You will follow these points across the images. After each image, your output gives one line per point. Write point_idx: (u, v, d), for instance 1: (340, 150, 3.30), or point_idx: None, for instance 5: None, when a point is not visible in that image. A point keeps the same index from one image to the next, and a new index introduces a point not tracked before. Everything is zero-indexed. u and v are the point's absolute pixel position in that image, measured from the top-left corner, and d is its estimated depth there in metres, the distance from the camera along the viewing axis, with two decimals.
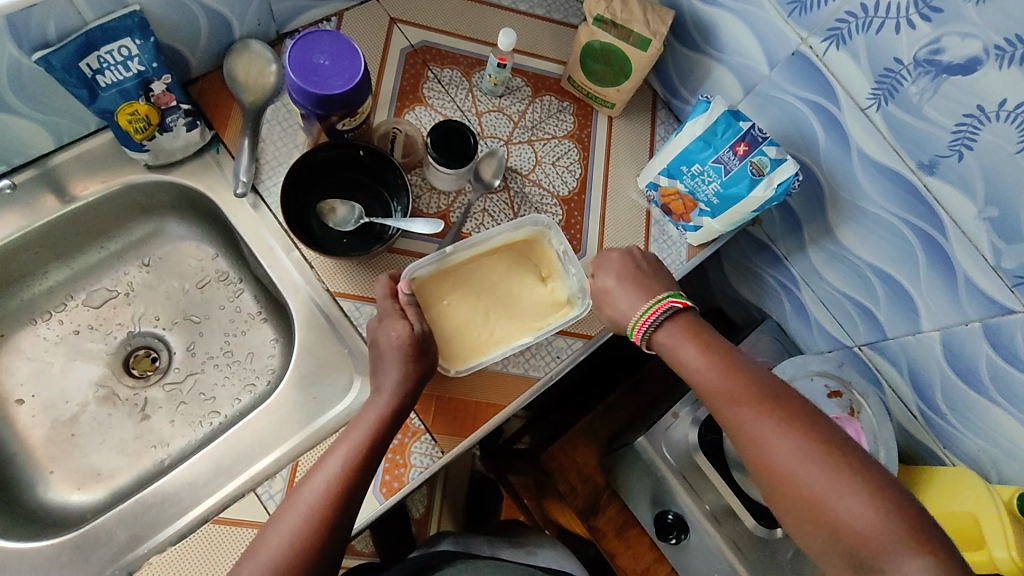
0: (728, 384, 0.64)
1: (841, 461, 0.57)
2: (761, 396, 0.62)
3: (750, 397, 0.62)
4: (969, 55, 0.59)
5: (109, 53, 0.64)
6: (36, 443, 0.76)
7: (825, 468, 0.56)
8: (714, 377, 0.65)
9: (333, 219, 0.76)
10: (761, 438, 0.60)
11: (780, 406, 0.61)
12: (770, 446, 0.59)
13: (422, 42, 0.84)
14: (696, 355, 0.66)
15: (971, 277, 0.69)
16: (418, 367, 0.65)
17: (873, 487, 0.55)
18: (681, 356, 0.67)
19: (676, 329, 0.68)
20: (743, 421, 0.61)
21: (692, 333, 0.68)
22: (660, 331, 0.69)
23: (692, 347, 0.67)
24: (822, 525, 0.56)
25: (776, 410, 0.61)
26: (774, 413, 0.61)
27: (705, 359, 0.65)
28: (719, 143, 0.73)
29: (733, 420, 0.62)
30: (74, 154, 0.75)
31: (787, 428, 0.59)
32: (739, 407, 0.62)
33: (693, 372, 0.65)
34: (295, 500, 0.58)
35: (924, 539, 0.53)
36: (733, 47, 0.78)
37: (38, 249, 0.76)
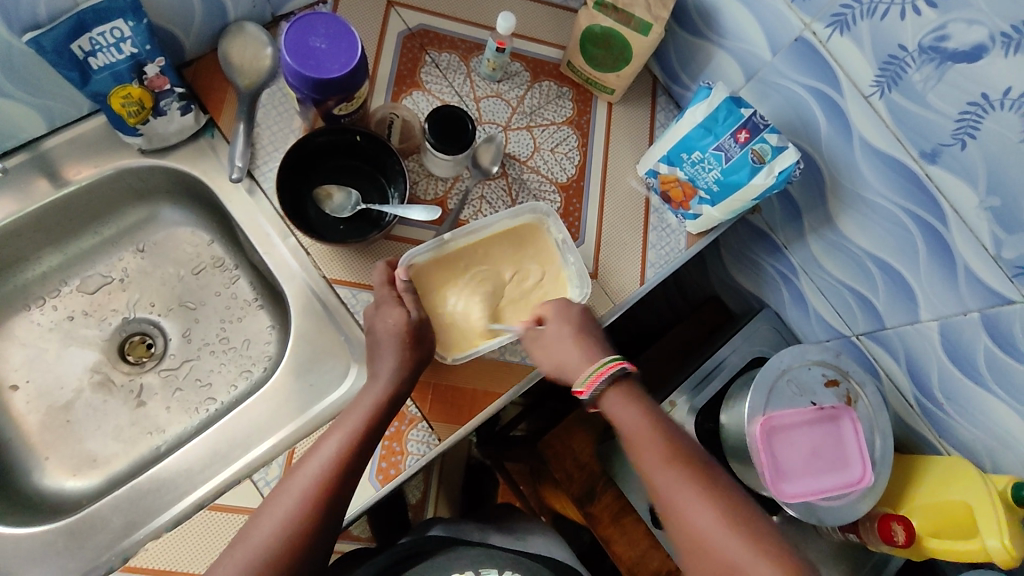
0: (660, 447, 0.63)
1: (762, 537, 0.57)
2: (690, 464, 0.62)
3: (681, 462, 0.62)
4: (974, 42, 0.58)
5: (101, 35, 0.63)
6: (31, 429, 0.76)
7: (743, 542, 0.57)
8: (647, 442, 0.64)
9: (329, 205, 0.75)
10: (683, 504, 0.60)
11: (703, 478, 0.61)
12: (694, 512, 0.59)
13: (420, 26, 0.83)
14: (634, 415, 0.65)
15: (971, 267, 0.69)
16: (415, 354, 0.66)
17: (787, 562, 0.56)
18: (619, 416, 0.66)
19: (618, 388, 0.67)
20: (670, 486, 0.61)
21: (632, 393, 0.67)
22: (605, 389, 0.67)
23: (630, 405, 0.66)
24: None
25: (699, 479, 0.61)
26: (698, 482, 0.61)
27: (645, 419, 0.65)
28: (720, 130, 0.73)
29: (660, 483, 0.62)
30: (67, 138, 0.74)
31: (710, 498, 0.60)
32: (667, 471, 0.62)
33: (629, 432, 0.65)
34: (289, 486, 0.58)
35: None
36: (735, 33, 0.77)
37: (31, 234, 0.75)
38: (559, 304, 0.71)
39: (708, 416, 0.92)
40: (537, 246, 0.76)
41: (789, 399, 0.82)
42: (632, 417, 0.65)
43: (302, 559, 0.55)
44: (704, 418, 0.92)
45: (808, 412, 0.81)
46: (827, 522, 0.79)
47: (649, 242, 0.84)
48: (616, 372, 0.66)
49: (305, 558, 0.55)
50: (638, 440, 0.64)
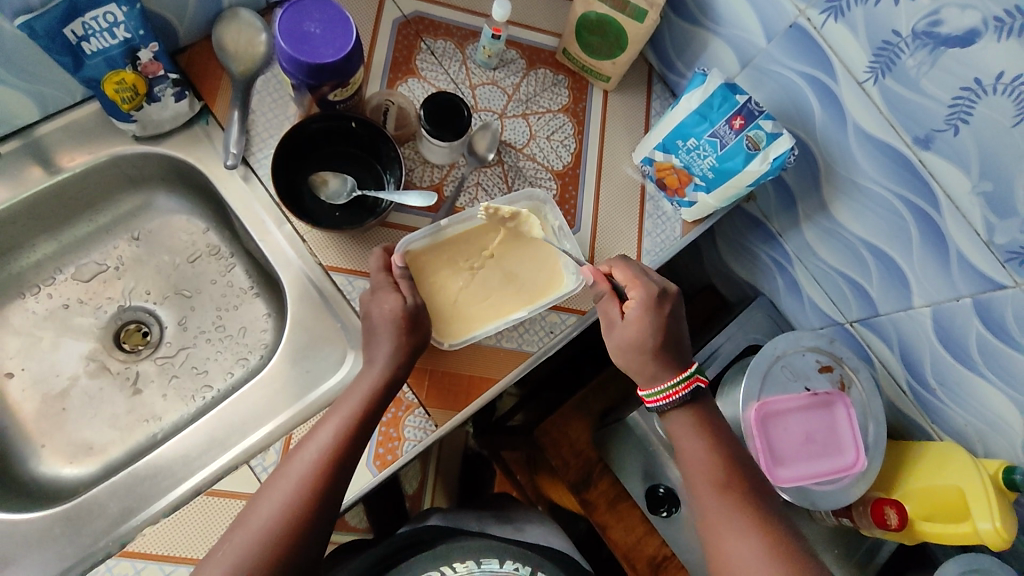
0: (716, 476, 0.64)
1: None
2: (744, 497, 0.62)
3: (735, 495, 0.62)
4: (968, 27, 0.58)
5: (94, 19, 0.62)
6: (27, 417, 0.76)
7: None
8: (708, 472, 0.64)
9: (325, 191, 0.75)
10: (730, 535, 0.60)
11: (753, 512, 0.61)
12: (739, 544, 0.60)
13: (415, 13, 0.83)
14: (697, 445, 0.65)
15: (963, 253, 0.70)
16: (411, 339, 0.66)
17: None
18: (684, 445, 0.66)
19: (685, 414, 0.67)
20: (718, 516, 0.62)
21: (701, 422, 0.67)
22: (672, 411, 0.67)
23: (695, 435, 0.66)
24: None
25: (752, 514, 0.61)
26: (749, 517, 0.61)
27: (708, 450, 0.65)
28: (715, 117, 0.73)
29: (711, 512, 0.62)
30: (60, 124, 0.73)
31: (759, 532, 0.60)
32: (719, 502, 0.62)
33: (691, 461, 0.65)
34: (287, 470, 0.58)
35: None
36: (730, 20, 0.77)
37: (25, 221, 0.75)
38: (647, 289, 0.68)
39: None
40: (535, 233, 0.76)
41: (783, 384, 0.83)
42: (695, 447, 0.65)
43: (299, 545, 0.55)
44: None
45: (801, 398, 0.82)
46: (820, 505, 0.81)
47: (644, 230, 0.84)
48: (686, 394, 0.66)
49: (304, 543, 0.55)
50: (698, 472, 0.64)
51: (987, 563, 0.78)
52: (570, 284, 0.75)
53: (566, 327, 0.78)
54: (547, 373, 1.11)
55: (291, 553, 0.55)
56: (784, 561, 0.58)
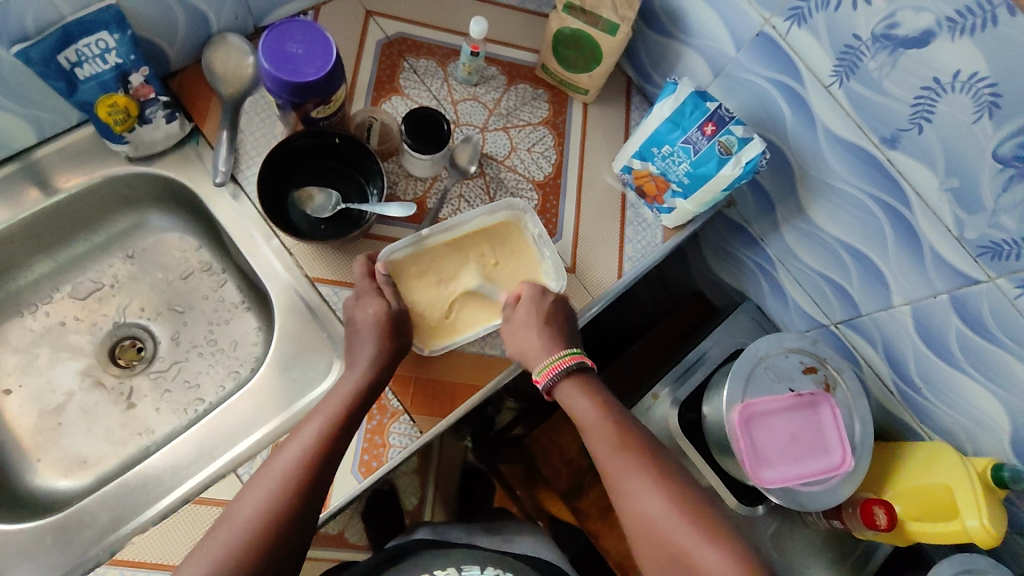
0: (610, 434, 0.65)
1: (710, 522, 0.59)
2: (641, 452, 0.64)
3: (634, 451, 0.64)
4: (923, 28, 0.60)
5: (87, 46, 0.66)
6: (23, 432, 0.78)
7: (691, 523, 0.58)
8: (601, 428, 0.65)
9: (311, 206, 0.77)
10: (634, 491, 0.61)
11: (653, 465, 0.63)
12: (643, 498, 0.61)
13: (398, 34, 0.86)
14: (585, 406, 0.67)
15: (936, 249, 0.71)
16: (394, 344, 0.68)
17: (737, 546, 0.57)
18: (573, 406, 0.68)
19: (572, 380, 0.69)
20: (619, 472, 0.63)
21: (587, 385, 0.69)
22: (561, 380, 0.69)
23: (584, 397, 0.68)
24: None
25: (650, 467, 0.63)
26: (651, 470, 0.62)
27: (596, 410, 0.67)
28: (687, 123, 0.75)
29: (612, 471, 0.63)
30: (57, 147, 0.76)
31: (661, 484, 0.61)
32: (618, 459, 0.63)
33: (582, 423, 0.66)
34: (269, 471, 0.59)
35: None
36: (701, 31, 0.80)
37: (22, 241, 0.78)
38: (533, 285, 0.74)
39: (691, 407, 0.93)
40: (512, 243, 0.78)
41: (767, 386, 0.83)
42: (585, 410, 0.67)
43: (286, 538, 0.56)
44: (686, 409, 0.93)
45: (785, 399, 0.83)
46: (807, 505, 0.81)
47: (625, 237, 0.86)
48: (571, 365, 0.69)
49: (287, 542, 0.56)
50: (591, 430, 0.66)
51: (982, 563, 0.77)
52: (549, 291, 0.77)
53: None
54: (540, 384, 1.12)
55: (270, 552, 0.55)
56: (689, 511, 0.60)
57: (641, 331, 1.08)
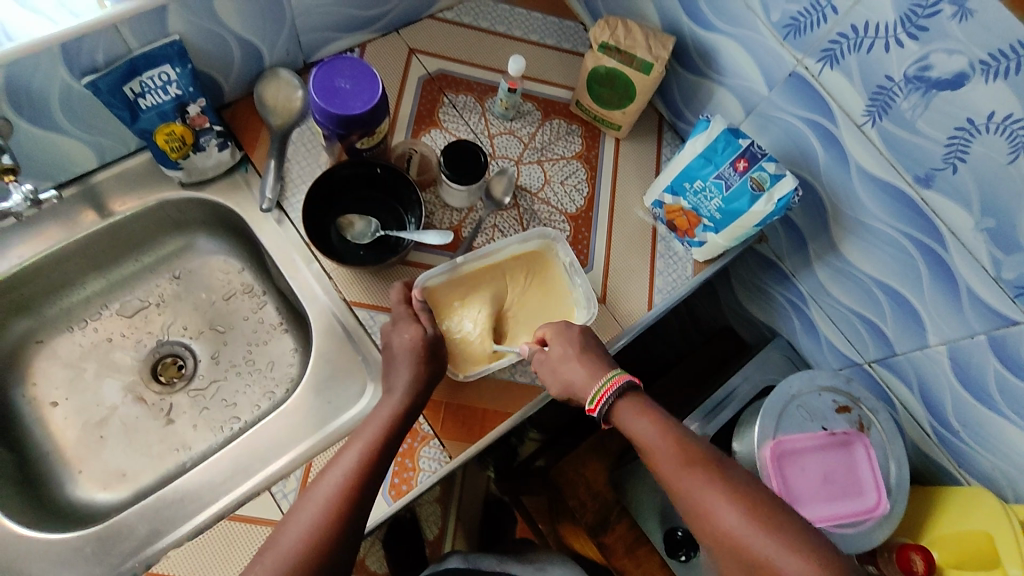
0: (676, 452, 0.62)
1: (784, 526, 0.56)
2: (706, 465, 0.61)
3: (700, 466, 0.61)
4: (956, 70, 0.61)
5: (151, 78, 0.71)
6: (67, 443, 0.80)
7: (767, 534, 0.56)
8: (665, 446, 0.63)
9: (351, 233, 0.80)
10: (708, 504, 0.59)
11: (719, 473, 0.60)
12: (720, 512, 0.58)
13: (439, 71, 0.90)
14: (646, 428, 0.64)
15: (974, 289, 0.70)
16: (429, 367, 0.69)
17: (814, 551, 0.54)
18: (634, 427, 0.65)
19: (629, 401, 0.66)
20: (690, 491, 0.60)
21: (647, 406, 0.66)
22: (617, 401, 0.67)
23: (645, 419, 0.65)
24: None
25: (719, 479, 0.60)
26: (719, 481, 0.60)
27: (660, 432, 0.63)
28: (719, 160, 0.76)
29: (683, 490, 0.60)
30: (115, 172, 0.81)
31: (733, 495, 0.59)
32: (686, 476, 0.61)
33: (647, 447, 0.63)
34: (310, 496, 0.60)
35: None
36: (733, 71, 0.82)
37: (78, 259, 0.82)
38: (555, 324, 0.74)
39: (720, 443, 0.92)
40: (545, 270, 0.80)
41: (799, 424, 0.82)
42: (649, 433, 0.64)
43: (328, 558, 0.56)
44: (716, 445, 0.92)
45: (817, 437, 0.82)
46: (842, 548, 0.79)
47: (656, 269, 0.87)
48: (623, 385, 0.67)
49: (331, 560, 0.57)
50: (654, 450, 0.63)
51: None
52: (580, 318, 0.78)
53: None
54: None
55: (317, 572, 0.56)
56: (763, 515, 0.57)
57: (669, 366, 1.02)
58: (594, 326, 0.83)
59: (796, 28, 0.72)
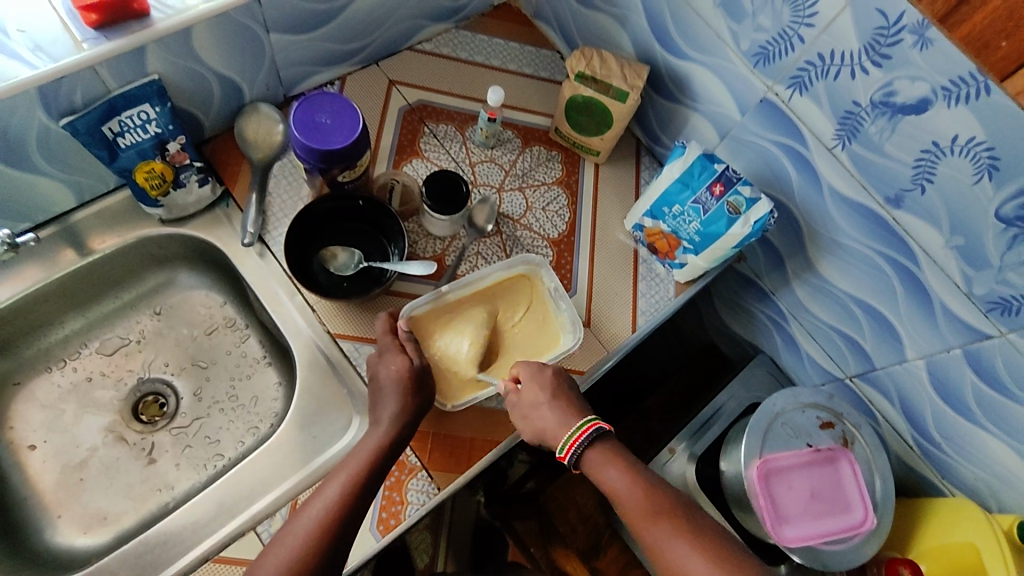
0: (644, 507, 0.64)
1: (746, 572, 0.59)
2: (674, 515, 0.63)
3: (666, 516, 0.63)
4: (919, 96, 0.63)
5: (129, 117, 0.71)
6: (46, 487, 0.78)
7: None
8: (634, 496, 0.65)
9: (334, 264, 0.80)
10: (675, 557, 0.61)
11: (697, 531, 0.62)
12: (685, 567, 0.60)
13: (419, 101, 0.91)
14: (608, 477, 0.66)
15: (946, 304, 0.72)
16: (414, 400, 0.68)
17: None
18: (603, 476, 0.67)
19: (598, 449, 0.68)
20: (657, 542, 0.63)
21: (613, 452, 0.68)
22: (586, 450, 0.68)
23: (614, 466, 0.67)
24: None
25: (685, 530, 0.62)
26: (685, 533, 0.62)
27: (628, 481, 0.66)
28: (696, 184, 0.78)
29: (651, 541, 0.63)
30: (95, 211, 0.80)
31: (698, 544, 0.61)
32: (653, 527, 0.63)
33: (616, 495, 0.66)
34: (293, 528, 0.60)
35: None
36: (707, 97, 0.84)
37: (56, 300, 0.81)
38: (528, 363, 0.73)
39: (707, 463, 0.92)
40: (528, 297, 0.81)
41: (785, 441, 0.83)
42: (615, 487, 0.66)
43: None
44: (703, 465, 0.92)
45: (803, 454, 0.83)
46: (832, 566, 0.80)
47: (639, 291, 0.88)
48: (592, 434, 0.68)
49: None
50: (624, 500, 0.65)
51: None
52: (566, 343, 0.78)
53: None
54: None
55: None
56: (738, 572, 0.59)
57: (655, 384, 1.07)
58: (579, 351, 0.83)
59: (766, 56, 0.74)
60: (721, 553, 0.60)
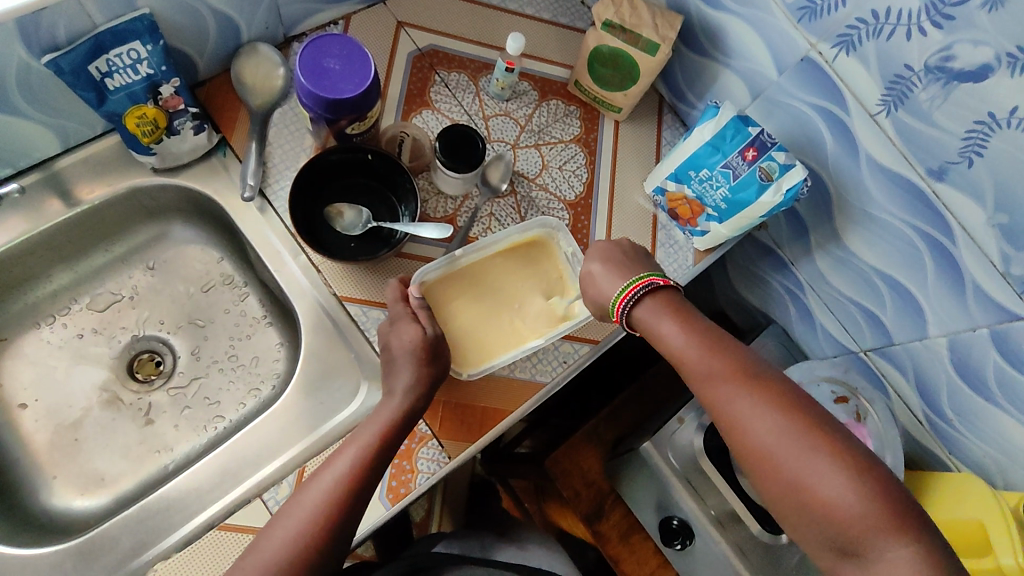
0: (717, 362, 0.60)
1: (825, 432, 0.55)
2: (740, 374, 0.59)
3: (729, 373, 0.59)
4: (980, 62, 0.59)
5: (118, 56, 0.64)
6: (39, 447, 0.76)
7: (808, 447, 0.54)
8: (693, 353, 0.61)
9: (340, 223, 0.75)
10: (741, 414, 0.57)
11: (782, 390, 0.58)
12: (753, 424, 0.56)
13: (430, 46, 0.84)
14: (678, 334, 0.62)
15: (979, 283, 0.69)
16: (431, 371, 0.65)
17: (873, 481, 0.52)
18: (657, 332, 0.63)
19: (650, 306, 0.64)
20: (722, 398, 0.58)
21: (669, 310, 0.64)
22: (638, 306, 0.64)
23: (668, 324, 0.63)
24: (824, 524, 0.53)
25: (754, 387, 0.58)
26: (754, 390, 0.58)
27: (686, 338, 0.61)
28: (728, 148, 0.73)
29: (714, 398, 0.59)
30: (81, 156, 0.74)
31: (769, 403, 0.57)
32: (718, 383, 0.59)
33: (671, 351, 0.62)
34: (297, 503, 0.57)
35: (894, 500, 0.52)
36: (741, 53, 0.78)
37: (42, 252, 0.76)
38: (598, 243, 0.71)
39: None
40: (545, 260, 0.76)
41: None
42: (687, 346, 0.61)
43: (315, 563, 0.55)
44: None
45: None
46: None
47: (656, 259, 0.84)
48: (646, 292, 0.64)
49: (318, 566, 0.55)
50: (684, 357, 0.61)
51: None
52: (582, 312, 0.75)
53: (578, 357, 0.78)
54: (554, 400, 1.11)
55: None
56: (826, 432, 0.55)
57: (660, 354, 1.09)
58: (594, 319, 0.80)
59: (812, 11, 0.68)
60: (795, 413, 0.56)
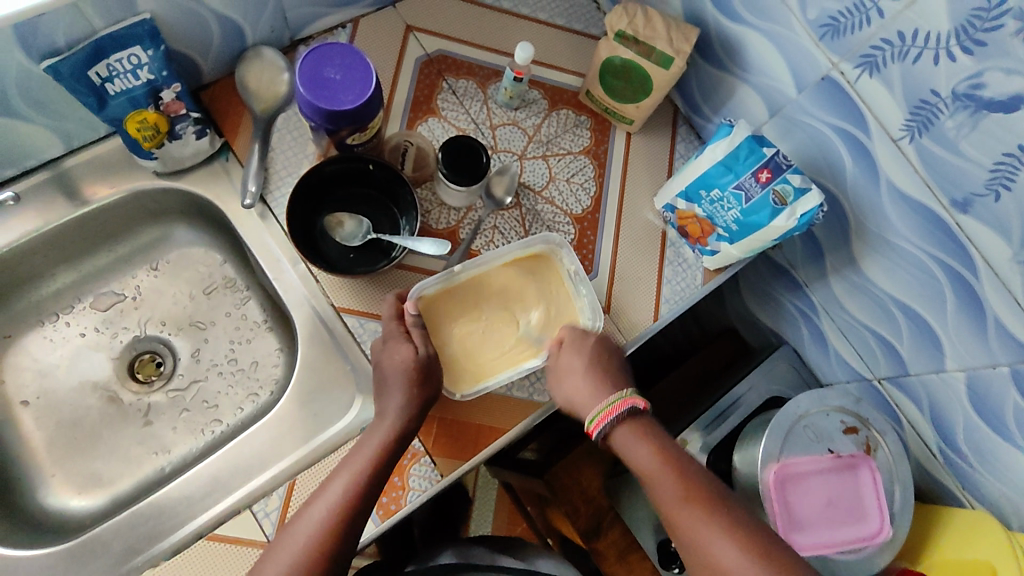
0: (680, 485, 0.60)
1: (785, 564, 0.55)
2: (709, 501, 0.59)
3: (694, 499, 0.59)
4: (1013, 91, 0.56)
5: (118, 61, 0.64)
6: (40, 444, 0.77)
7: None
8: (661, 475, 0.61)
9: (340, 233, 0.74)
10: (703, 542, 0.57)
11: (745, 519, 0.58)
12: (713, 552, 0.56)
13: (438, 51, 0.82)
14: (650, 455, 0.62)
15: (1002, 320, 0.66)
16: (423, 393, 0.64)
17: None
18: (630, 453, 0.63)
19: (628, 426, 0.64)
20: (685, 527, 0.58)
21: (645, 430, 0.64)
22: (616, 426, 0.64)
23: (643, 445, 0.63)
24: None
25: (720, 516, 0.58)
26: (719, 520, 0.58)
27: (658, 460, 0.62)
28: (741, 168, 0.71)
29: (678, 524, 0.59)
30: (85, 158, 0.74)
31: (730, 531, 0.57)
32: (682, 511, 0.59)
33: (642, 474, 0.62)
34: (291, 535, 0.56)
35: None
36: (760, 68, 0.75)
37: (46, 253, 0.76)
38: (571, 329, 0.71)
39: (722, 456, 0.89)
40: (547, 276, 0.75)
41: (805, 445, 0.79)
42: (656, 466, 0.61)
43: None
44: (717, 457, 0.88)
45: (822, 460, 0.79)
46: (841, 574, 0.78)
47: (663, 277, 0.82)
48: (624, 411, 0.64)
49: None
50: (653, 479, 0.61)
51: None
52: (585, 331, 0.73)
53: None
54: None
55: None
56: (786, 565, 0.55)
57: None
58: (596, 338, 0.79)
59: (835, 28, 0.65)
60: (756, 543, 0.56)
